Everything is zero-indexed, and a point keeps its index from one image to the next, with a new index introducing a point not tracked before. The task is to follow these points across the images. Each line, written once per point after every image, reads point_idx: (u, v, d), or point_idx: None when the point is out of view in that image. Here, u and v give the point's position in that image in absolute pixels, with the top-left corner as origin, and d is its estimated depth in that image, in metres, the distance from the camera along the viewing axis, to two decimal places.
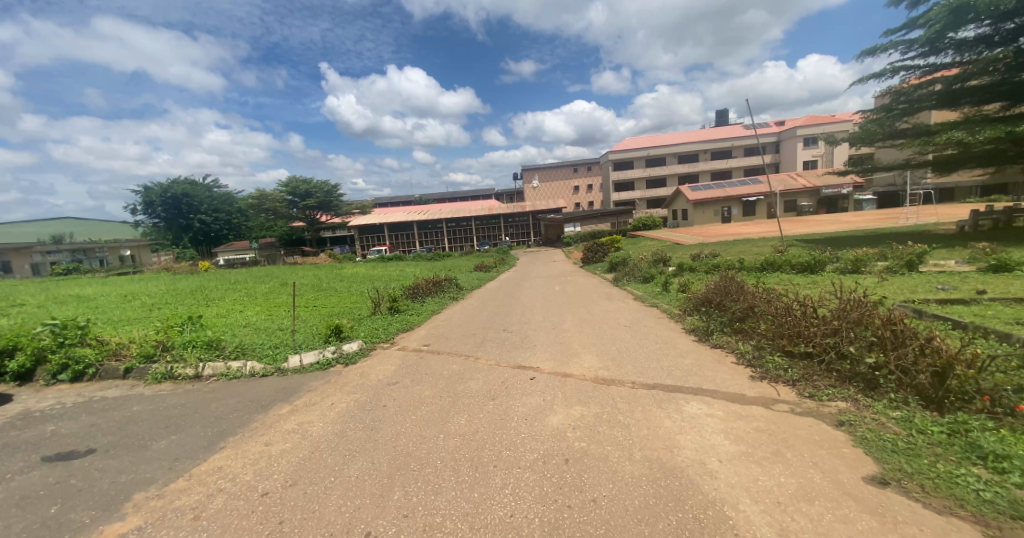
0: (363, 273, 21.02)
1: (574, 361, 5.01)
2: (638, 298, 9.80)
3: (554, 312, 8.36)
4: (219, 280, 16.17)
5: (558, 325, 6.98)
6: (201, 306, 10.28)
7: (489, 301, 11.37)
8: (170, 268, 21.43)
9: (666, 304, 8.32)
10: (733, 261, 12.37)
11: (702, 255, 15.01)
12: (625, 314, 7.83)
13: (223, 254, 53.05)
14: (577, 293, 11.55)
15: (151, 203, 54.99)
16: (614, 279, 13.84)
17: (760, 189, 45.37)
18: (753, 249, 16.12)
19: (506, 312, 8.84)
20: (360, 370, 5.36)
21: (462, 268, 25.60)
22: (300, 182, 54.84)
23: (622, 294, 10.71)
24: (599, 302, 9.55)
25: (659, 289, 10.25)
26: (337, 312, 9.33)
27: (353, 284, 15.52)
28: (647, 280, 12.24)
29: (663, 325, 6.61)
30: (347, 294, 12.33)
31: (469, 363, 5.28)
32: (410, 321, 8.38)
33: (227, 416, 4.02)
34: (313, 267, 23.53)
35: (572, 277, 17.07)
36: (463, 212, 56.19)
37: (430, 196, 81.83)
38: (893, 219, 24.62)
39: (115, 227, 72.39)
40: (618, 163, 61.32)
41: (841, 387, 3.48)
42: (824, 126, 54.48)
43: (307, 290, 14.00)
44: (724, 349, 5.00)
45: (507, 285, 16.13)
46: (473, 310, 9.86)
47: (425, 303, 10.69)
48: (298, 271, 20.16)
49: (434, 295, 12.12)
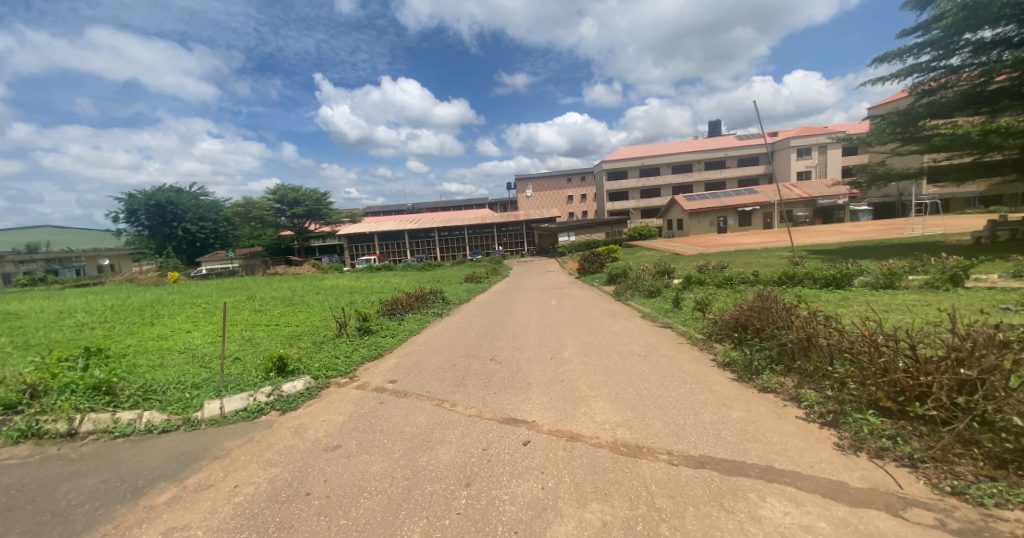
0: (344, 285, 19.62)
1: (582, 412, 3.75)
2: (646, 316, 8.62)
3: (552, 335, 7.13)
4: (183, 293, 14.73)
5: (557, 355, 5.73)
6: (142, 326, 8.95)
7: (477, 319, 10.11)
8: (135, 279, 19.90)
9: (681, 325, 7.15)
10: (747, 274, 11.25)
11: (709, 267, 13.89)
12: (635, 337, 6.62)
13: (206, 264, 51.24)
14: (576, 310, 10.35)
15: (134, 210, 53.16)
16: (616, 293, 12.69)
17: (755, 199, 44.88)
18: (761, 261, 15.05)
19: (495, 334, 7.58)
20: (297, 422, 4.03)
21: (453, 279, 24.35)
22: (289, 189, 53.44)
23: (627, 311, 9.51)
24: (602, 321, 8.34)
25: (669, 306, 9.06)
26: (298, 335, 7.99)
27: (330, 298, 14.13)
28: (652, 294, 11.07)
29: (686, 355, 5.40)
30: (317, 311, 10.96)
31: (441, 413, 3.99)
32: (379, 346, 7.08)
33: (71, 512, 2.75)
34: (293, 278, 22.15)
35: (569, 290, 15.85)
36: (456, 221, 55.08)
37: (423, 206, 80.83)
38: (899, 230, 23.86)
39: (97, 235, 70.17)
40: (612, 173, 60.75)
41: (1007, 481, 2.26)
42: (818, 137, 54.52)
43: (276, 305, 12.65)
44: (780, 396, 3.83)
45: (499, 299, 14.91)
46: (457, 330, 8.59)
47: (405, 322, 9.37)
48: (273, 283, 18.70)
49: (416, 311, 10.82)
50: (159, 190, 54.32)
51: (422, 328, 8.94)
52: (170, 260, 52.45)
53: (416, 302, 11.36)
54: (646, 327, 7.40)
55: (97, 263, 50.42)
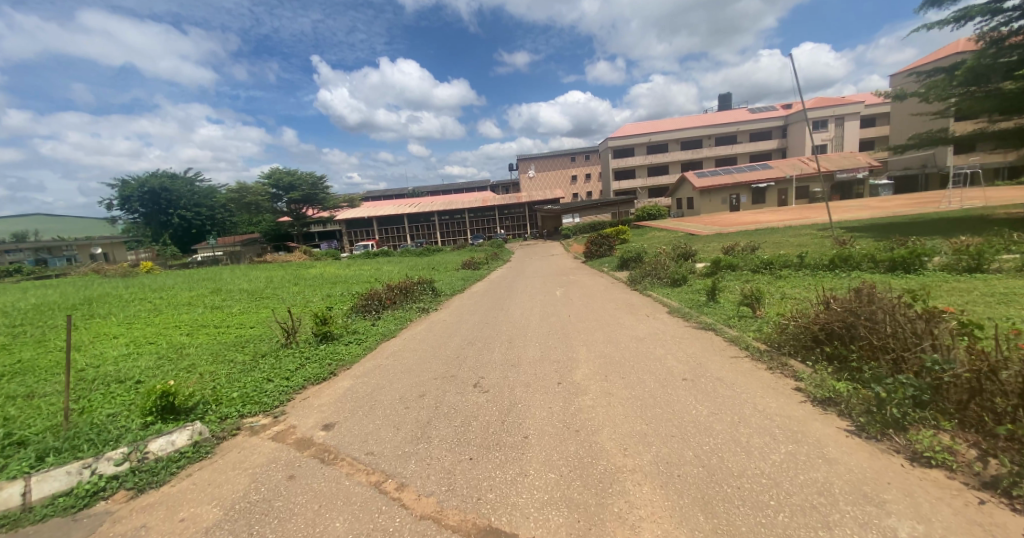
0: (329, 274, 17.98)
1: (618, 521, 2.09)
2: (672, 312, 6.98)
3: (558, 343, 5.51)
4: (145, 287, 13.21)
5: (564, 379, 4.11)
6: (59, 334, 7.38)
7: (467, 315, 8.51)
8: (105, 270, 18.30)
9: (726, 328, 5.51)
10: (787, 256, 9.52)
11: (736, 250, 12.14)
12: (668, 347, 4.98)
13: (202, 252, 49.96)
14: (586, 303, 8.71)
15: (128, 197, 51.68)
16: (631, 280, 11.01)
17: (770, 175, 42.53)
18: (794, 243, 13.26)
19: (485, 340, 5.98)
20: (138, 522, 2.42)
21: (450, 265, 22.70)
22: (283, 173, 51.62)
23: (648, 304, 7.88)
24: (620, 320, 6.71)
25: (701, 299, 7.39)
26: (241, 345, 6.40)
27: (307, 291, 12.55)
28: (675, 283, 9.40)
29: (751, 383, 3.73)
30: (282, 307, 9.40)
31: (376, 510, 2.34)
32: (337, 359, 5.54)
33: None
34: (278, 267, 20.55)
35: (576, 278, 14.19)
36: (457, 204, 53.17)
37: (424, 189, 78.79)
38: (934, 204, 21.90)
39: (93, 223, 68.89)
40: (618, 151, 58.21)
41: None
42: (836, 107, 51.59)
43: (242, 299, 11.09)
44: (964, 481, 2.15)
45: (497, 288, 13.28)
46: (441, 332, 6.99)
47: (378, 322, 7.80)
48: (251, 274, 17.12)
49: (398, 307, 9.26)
50: (152, 176, 52.68)
51: (398, 330, 7.38)
52: (167, 249, 51.25)
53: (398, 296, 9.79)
54: (679, 330, 5.75)
55: (92, 252, 48.96)
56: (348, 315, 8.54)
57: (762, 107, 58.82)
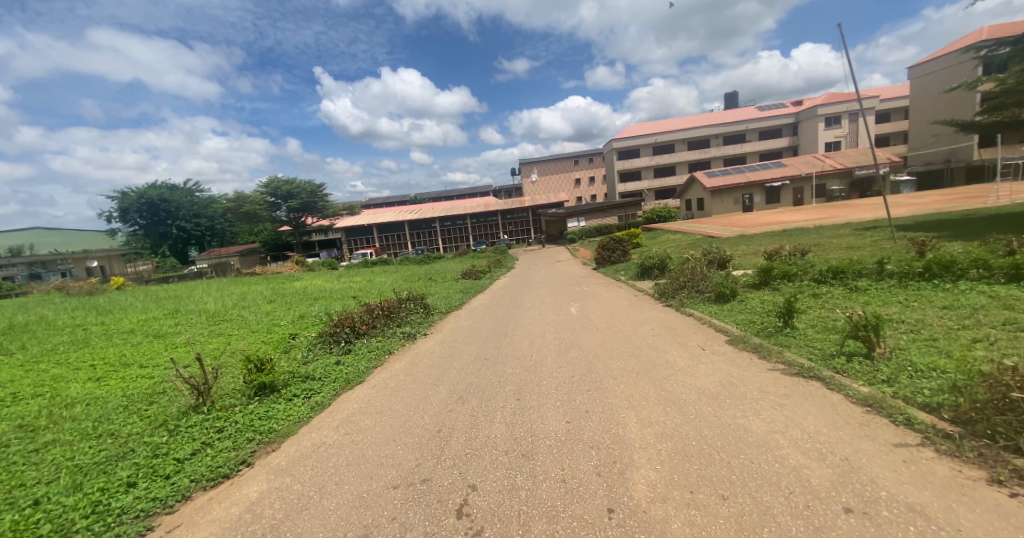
0: (315, 287, 16.35)
1: None
2: (737, 346, 5.18)
3: (590, 403, 3.71)
4: (98, 307, 11.60)
5: (616, 504, 2.30)
6: None
7: (463, 344, 6.73)
8: (75, 286, 16.81)
9: (844, 379, 3.68)
10: (860, 263, 7.67)
11: (784, 254, 10.25)
12: (767, 417, 3.15)
13: (199, 263, 48.74)
14: (613, 325, 6.92)
15: (126, 209, 50.78)
16: (660, 293, 9.22)
17: (785, 173, 40.68)
18: (844, 246, 11.45)
19: (483, 394, 4.19)
20: None
21: (450, 274, 21.04)
22: (282, 182, 50.44)
23: (695, 329, 6.09)
24: (668, 358, 4.90)
25: (772, 324, 5.59)
26: (146, 403, 4.63)
27: (280, 310, 10.86)
28: (720, 297, 7.60)
29: (1000, 530, 1.85)
30: (236, 339, 7.66)
31: None
32: (261, 435, 3.72)
33: None
34: (263, 280, 19.00)
35: (591, 289, 12.42)
36: (458, 209, 51.70)
37: (425, 196, 77.59)
38: (979, 198, 19.89)
39: (93, 236, 67.85)
40: (623, 152, 56.58)
41: None
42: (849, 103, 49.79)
43: (200, 323, 9.39)
44: None
45: (501, 302, 11.55)
46: (425, 374, 5.19)
47: (344, 360, 6.03)
48: (229, 289, 15.48)
49: (378, 334, 7.52)
50: (150, 187, 51.66)
51: (370, 371, 5.60)
52: (165, 261, 50.11)
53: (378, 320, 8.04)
54: (767, 378, 3.93)
55: (87, 266, 47.24)
56: (311, 349, 6.77)
57: (771, 104, 57.15)
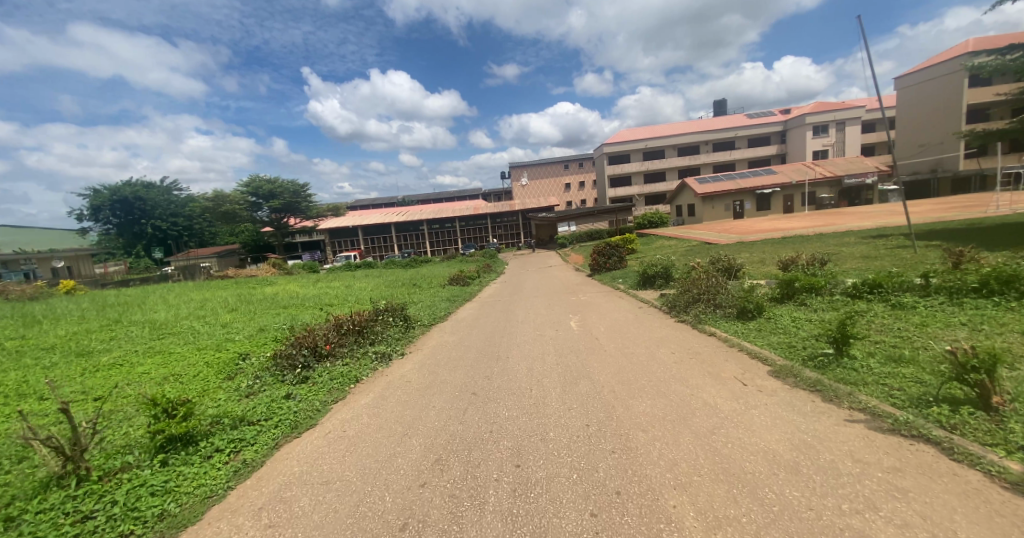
0: (288, 293, 15.05)
1: None
2: (785, 380, 4.17)
3: (621, 481, 2.62)
4: (31, 316, 10.17)
5: None
6: None
7: (446, 369, 5.59)
8: (19, 290, 15.16)
9: (967, 442, 2.66)
10: (898, 275, 6.80)
11: (800, 264, 9.39)
12: (893, 517, 2.10)
13: (175, 264, 46.59)
14: (624, 348, 5.88)
15: (98, 207, 48.21)
16: (670, 307, 8.23)
17: (775, 181, 40.55)
18: (859, 256, 10.67)
19: (468, 457, 3.09)
20: None
21: (436, 280, 19.90)
22: (263, 181, 48.68)
23: (723, 357, 5.08)
24: (705, 399, 3.85)
25: (822, 352, 4.60)
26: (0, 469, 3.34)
27: (239, 321, 9.54)
28: (744, 312, 6.64)
29: None
30: (172, 364, 6.35)
31: None
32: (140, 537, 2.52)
33: None
34: (233, 285, 17.55)
35: (588, 299, 11.40)
36: (447, 212, 50.54)
37: (414, 197, 76.12)
38: (976, 208, 19.61)
39: (62, 234, 64.05)
40: (613, 157, 56.16)
41: None
42: (836, 112, 50.29)
43: (139, 338, 8.00)
44: None
45: (491, 313, 10.46)
46: (394, 417, 4.04)
47: (297, 393, 4.85)
48: (190, 295, 14.03)
49: (347, 354, 6.36)
50: (124, 184, 49.20)
51: (327, 410, 4.43)
52: (139, 262, 47.64)
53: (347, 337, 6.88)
54: (851, 439, 2.89)
55: (53, 267, 42.87)
56: (258, 377, 5.51)
57: (760, 112, 57.51)
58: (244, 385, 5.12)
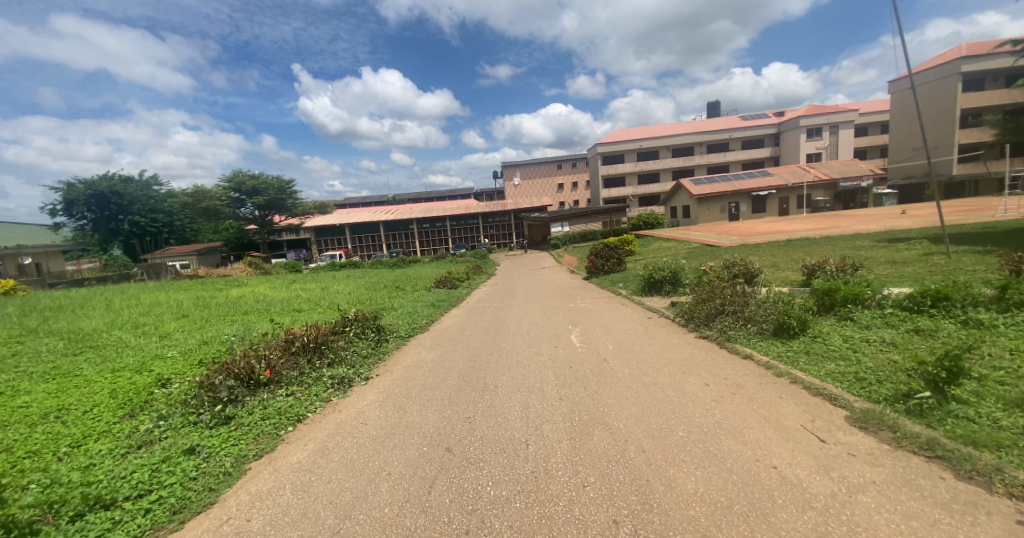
0: (258, 296, 13.64)
1: None
2: (881, 436, 3.00)
3: None
4: None
5: None
6: None
7: (416, 405, 4.32)
8: None
9: None
10: (963, 285, 5.73)
11: (827, 268, 8.35)
12: None
13: (155, 261, 44.57)
14: (642, 376, 4.68)
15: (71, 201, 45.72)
16: (688, 321, 7.06)
17: (771, 183, 39.93)
18: (885, 261, 9.69)
19: None
20: None
21: (423, 281, 18.63)
22: (247, 177, 46.77)
23: (777, 395, 3.90)
24: (779, 472, 2.63)
25: (919, 391, 3.45)
26: None
27: (184, 331, 8.12)
28: (784, 330, 5.49)
29: None
30: (64, 395, 4.90)
31: None
32: None
33: None
34: (201, 285, 16.06)
35: (589, 306, 10.25)
36: (437, 211, 49.17)
37: (405, 196, 74.72)
38: (984, 211, 18.97)
39: (35, 229, 60.79)
40: (607, 157, 55.27)
41: None
42: (830, 115, 50.07)
43: (50, 355, 6.56)
44: None
45: (479, 322, 9.23)
46: (327, 495, 2.76)
47: (204, 445, 3.53)
48: (145, 296, 12.53)
49: (294, 381, 5.04)
50: (101, 177, 46.78)
51: (235, 475, 3.12)
52: (115, 259, 45.23)
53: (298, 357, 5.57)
54: None
55: (21, 263, 39.07)
56: (162, 417, 4.10)
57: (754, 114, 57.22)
58: (138, 439, 3.71)
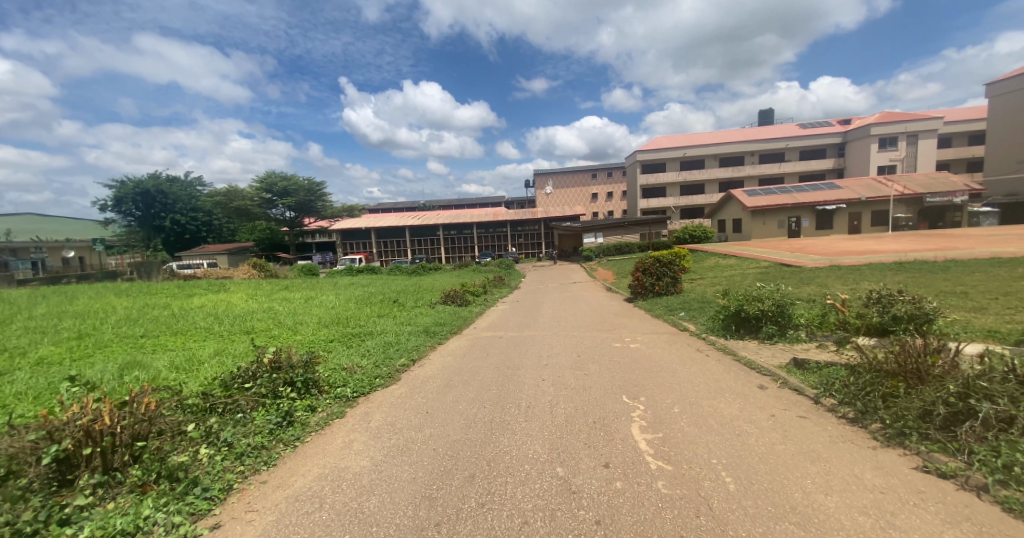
0: (228, 306, 11.09)
1: None
2: None
3: None
4: None
5: None
6: None
7: None
8: None
9: None
10: None
11: None
12: None
13: (189, 259, 44.48)
14: None
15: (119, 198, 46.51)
16: (879, 424, 3.51)
17: (840, 196, 34.82)
18: None
19: None
20: None
21: (433, 294, 15.77)
22: (279, 178, 46.20)
23: None
24: None
25: None
26: None
27: (29, 368, 5.33)
28: None
29: None
30: None
31: None
32: None
33: None
34: (183, 290, 13.82)
35: (645, 348, 6.89)
36: (465, 217, 46.87)
37: (436, 204, 73.47)
38: None
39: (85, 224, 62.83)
40: (647, 165, 51.34)
41: None
42: (907, 122, 44.08)
43: None
44: None
45: (480, 368, 6.07)
46: None
47: None
48: (86, 302, 10.14)
49: None
50: (148, 176, 47.57)
51: None
52: (154, 256, 45.44)
53: (38, 491, 2.53)
54: None
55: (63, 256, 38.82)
56: None
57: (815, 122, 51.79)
58: None
